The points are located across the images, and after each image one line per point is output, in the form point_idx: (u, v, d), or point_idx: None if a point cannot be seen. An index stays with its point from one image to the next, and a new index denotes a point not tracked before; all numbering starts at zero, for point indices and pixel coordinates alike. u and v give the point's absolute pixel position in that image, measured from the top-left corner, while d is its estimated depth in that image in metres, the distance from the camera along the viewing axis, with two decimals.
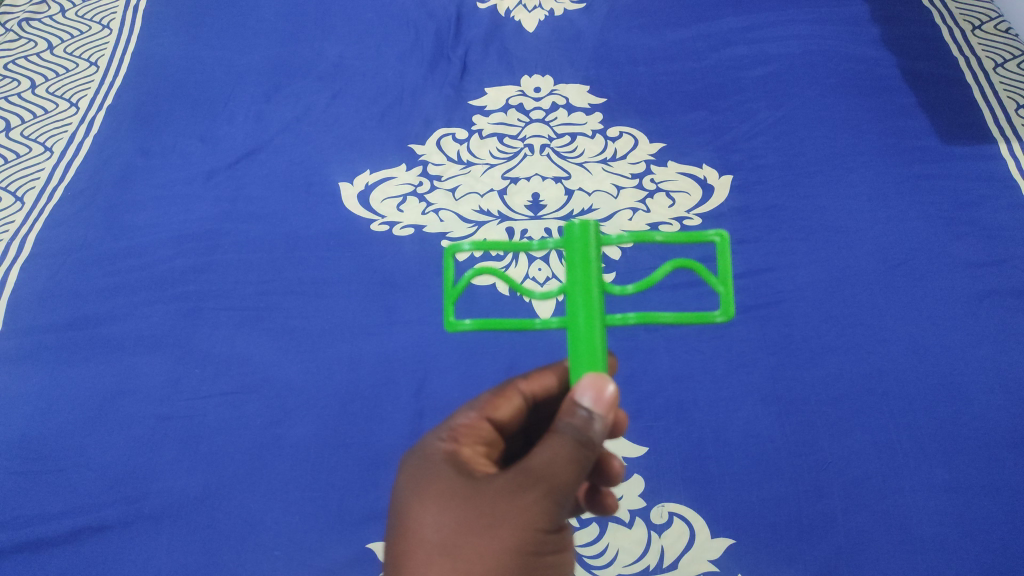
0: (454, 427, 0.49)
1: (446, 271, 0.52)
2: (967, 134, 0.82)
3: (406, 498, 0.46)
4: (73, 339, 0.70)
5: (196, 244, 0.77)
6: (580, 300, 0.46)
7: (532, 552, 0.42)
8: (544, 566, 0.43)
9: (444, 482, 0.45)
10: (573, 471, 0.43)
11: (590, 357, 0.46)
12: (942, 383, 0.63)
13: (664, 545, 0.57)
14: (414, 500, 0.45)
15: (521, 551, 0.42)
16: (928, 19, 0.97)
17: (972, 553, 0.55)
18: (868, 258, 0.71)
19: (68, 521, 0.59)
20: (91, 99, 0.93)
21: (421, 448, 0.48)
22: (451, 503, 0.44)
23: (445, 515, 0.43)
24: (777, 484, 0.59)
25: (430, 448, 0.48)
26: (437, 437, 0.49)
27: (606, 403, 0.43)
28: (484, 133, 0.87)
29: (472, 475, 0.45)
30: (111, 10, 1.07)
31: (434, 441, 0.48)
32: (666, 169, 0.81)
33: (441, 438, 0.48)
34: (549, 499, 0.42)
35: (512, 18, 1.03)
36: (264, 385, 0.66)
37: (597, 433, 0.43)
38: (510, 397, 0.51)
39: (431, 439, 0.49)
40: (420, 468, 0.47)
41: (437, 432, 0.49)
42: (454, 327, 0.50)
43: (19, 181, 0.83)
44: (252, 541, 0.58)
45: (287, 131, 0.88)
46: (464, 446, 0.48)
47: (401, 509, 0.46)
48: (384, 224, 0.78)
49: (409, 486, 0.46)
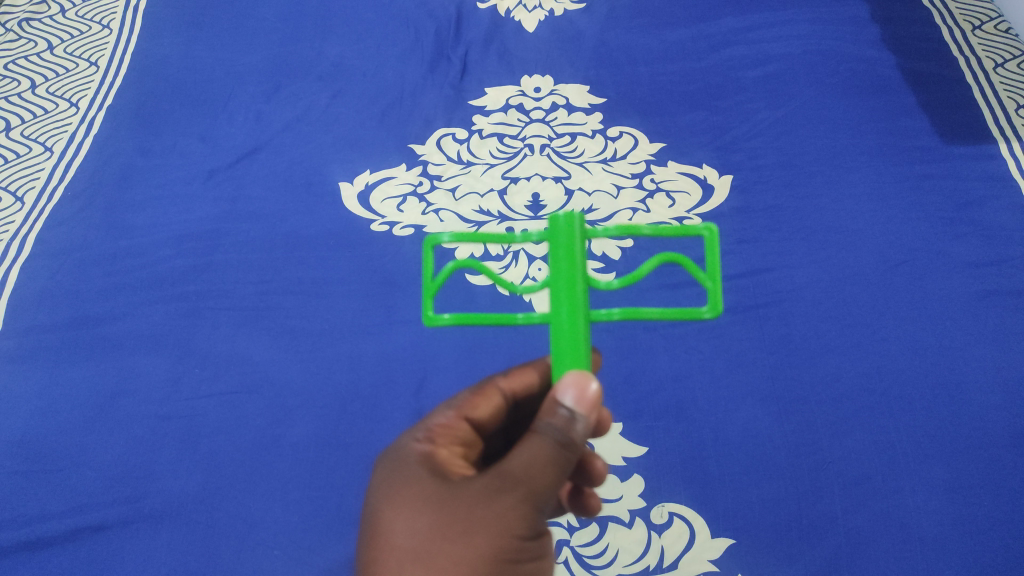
0: (431, 428, 0.50)
1: (427, 263, 0.52)
2: (967, 133, 0.82)
3: (380, 501, 0.46)
4: (72, 339, 0.70)
5: (196, 243, 0.77)
6: (563, 295, 0.46)
7: (509, 560, 0.42)
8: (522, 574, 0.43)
9: (419, 487, 0.45)
10: (553, 474, 0.42)
11: (573, 353, 0.46)
12: (942, 383, 0.63)
13: (664, 545, 0.57)
14: (387, 504, 0.45)
15: (497, 559, 0.42)
16: (928, 20, 0.97)
17: (972, 553, 0.55)
18: (868, 258, 0.71)
19: (67, 521, 0.59)
20: (92, 99, 0.93)
21: (397, 449, 0.49)
22: (425, 508, 0.44)
23: (419, 521, 0.44)
24: (778, 484, 0.59)
25: (405, 450, 0.48)
26: (413, 438, 0.49)
27: (588, 401, 0.42)
28: (484, 133, 0.87)
29: (447, 478, 0.45)
30: (111, 10, 1.07)
31: (411, 442, 0.49)
32: (666, 169, 0.81)
33: (418, 439, 0.49)
34: (528, 504, 0.42)
35: (512, 18, 1.02)
36: (264, 385, 0.66)
37: (578, 433, 0.43)
38: (490, 396, 0.51)
39: (407, 439, 0.49)
40: (394, 471, 0.47)
41: (414, 432, 0.50)
42: (433, 322, 0.50)
43: (19, 181, 0.83)
44: (251, 541, 0.58)
45: (287, 130, 0.88)
46: (441, 446, 0.49)
47: (375, 511, 0.46)
48: (384, 224, 0.78)
49: (383, 489, 0.47)
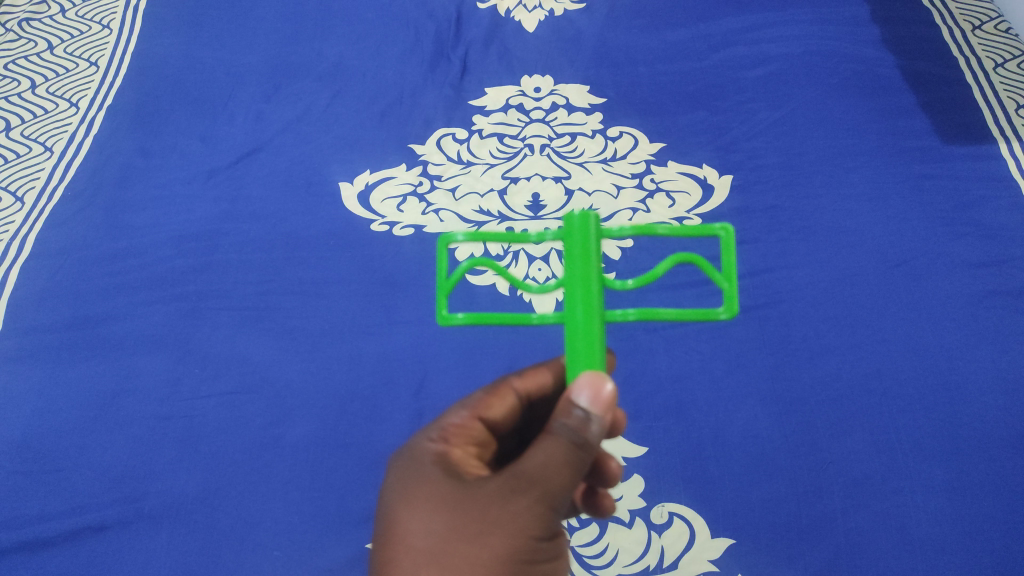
0: (446, 427, 0.49)
1: (440, 263, 0.53)
2: (967, 133, 0.82)
3: (394, 501, 0.46)
4: (72, 339, 0.70)
5: (197, 243, 0.77)
6: (578, 294, 0.46)
7: (524, 560, 0.42)
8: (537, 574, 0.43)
9: (433, 487, 0.45)
10: (568, 475, 0.42)
11: (588, 354, 0.46)
12: (942, 383, 0.63)
13: (664, 545, 0.57)
14: (402, 504, 0.46)
15: (512, 560, 0.42)
16: (928, 20, 0.97)
17: (972, 553, 0.55)
18: (868, 259, 0.71)
19: (67, 521, 0.59)
20: (92, 99, 0.93)
21: (411, 449, 0.49)
22: (440, 508, 0.44)
23: (433, 521, 0.44)
24: (777, 484, 0.59)
25: (419, 450, 0.48)
26: (427, 438, 0.49)
27: (604, 402, 0.42)
28: (484, 133, 0.87)
29: (461, 478, 0.45)
30: (111, 10, 1.07)
31: (425, 442, 0.49)
32: (666, 169, 0.81)
33: (432, 439, 0.49)
34: (543, 505, 0.42)
35: (512, 18, 1.02)
36: (264, 385, 0.66)
37: (593, 434, 0.42)
38: (505, 396, 0.51)
39: (422, 439, 0.49)
40: (408, 470, 0.47)
41: (429, 432, 0.50)
42: (447, 321, 0.51)
43: (19, 181, 0.83)
44: (251, 542, 0.58)
45: (287, 130, 0.88)
46: (455, 446, 0.49)
47: (389, 512, 0.46)
48: (384, 224, 0.78)
49: (397, 489, 0.47)
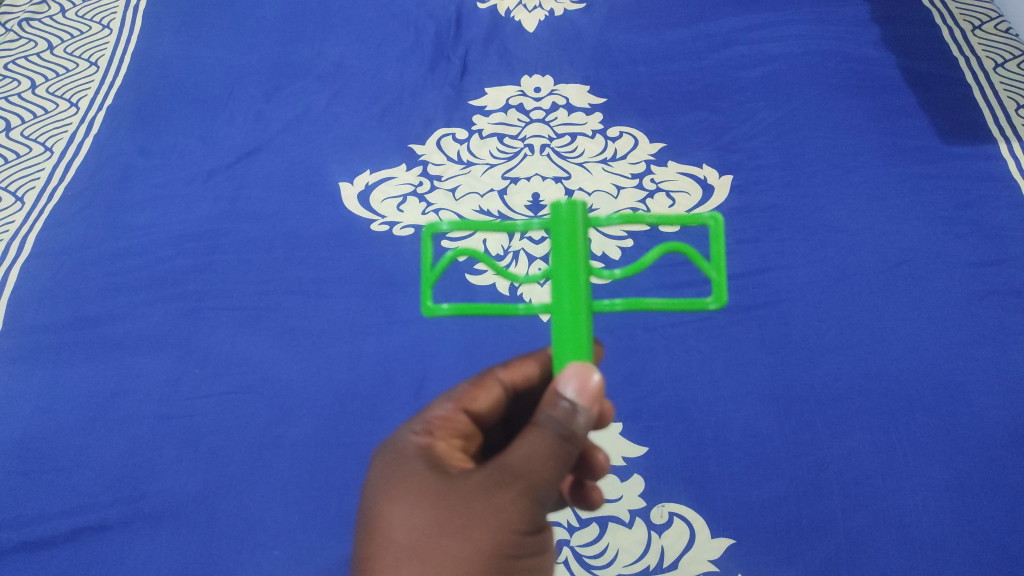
0: (430, 420, 0.49)
1: (426, 252, 0.51)
2: (967, 133, 0.82)
3: (378, 494, 0.46)
4: (71, 338, 0.70)
5: (197, 243, 0.77)
6: (565, 285, 0.46)
7: (507, 555, 0.42)
8: (521, 569, 0.43)
9: (418, 481, 0.45)
10: (553, 467, 0.42)
11: (575, 345, 0.45)
12: (942, 384, 0.63)
13: (664, 545, 0.57)
14: (385, 499, 0.45)
15: (495, 554, 0.42)
16: (929, 20, 0.97)
17: (973, 553, 0.55)
18: (868, 259, 0.71)
19: (66, 521, 0.59)
20: (92, 99, 0.93)
21: (395, 442, 0.49)
22: (423, 503, 0.44)
23: (417, 516, 0.44)
24: (778, 484, 0.59)
25: (403, 443, 0.48)
26: (411, 430, 0.49)
27: (590, 394, 0.42)
28: (484, 133, 0.87)
29: (445, 471, 0.45)
30: (111, 10, 1.07)
31: (408, 435, 0.49)
32: (666, 169, 0.81)
33: (416, 432, 0.49)
34: (528, 498, 0.42)
35: (512, 18, 1.02)
36: (263, 385, 0.66)
37: (580, 426, 0.42)
38: (490, 387, 0.52)
39: (406, 432, 0.49)
40: (392, 464, 0.47)
41: (413, 424, 0.50)
42: (433, 312, 0.50)
43: (19, 181, 0.83)
44: (251, 542, 0.58)
45: (287, 130, 0.88)
46: (439, 439, 0.48)
47: (373, 505, 0.46)
48: (384, 224, 0.78)
49: (381, 483, 0.47)
